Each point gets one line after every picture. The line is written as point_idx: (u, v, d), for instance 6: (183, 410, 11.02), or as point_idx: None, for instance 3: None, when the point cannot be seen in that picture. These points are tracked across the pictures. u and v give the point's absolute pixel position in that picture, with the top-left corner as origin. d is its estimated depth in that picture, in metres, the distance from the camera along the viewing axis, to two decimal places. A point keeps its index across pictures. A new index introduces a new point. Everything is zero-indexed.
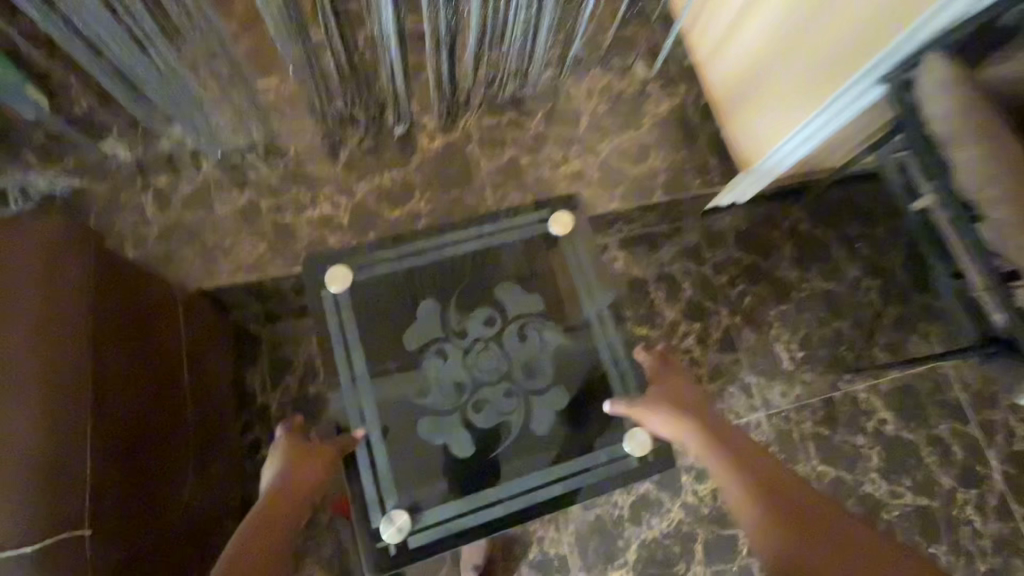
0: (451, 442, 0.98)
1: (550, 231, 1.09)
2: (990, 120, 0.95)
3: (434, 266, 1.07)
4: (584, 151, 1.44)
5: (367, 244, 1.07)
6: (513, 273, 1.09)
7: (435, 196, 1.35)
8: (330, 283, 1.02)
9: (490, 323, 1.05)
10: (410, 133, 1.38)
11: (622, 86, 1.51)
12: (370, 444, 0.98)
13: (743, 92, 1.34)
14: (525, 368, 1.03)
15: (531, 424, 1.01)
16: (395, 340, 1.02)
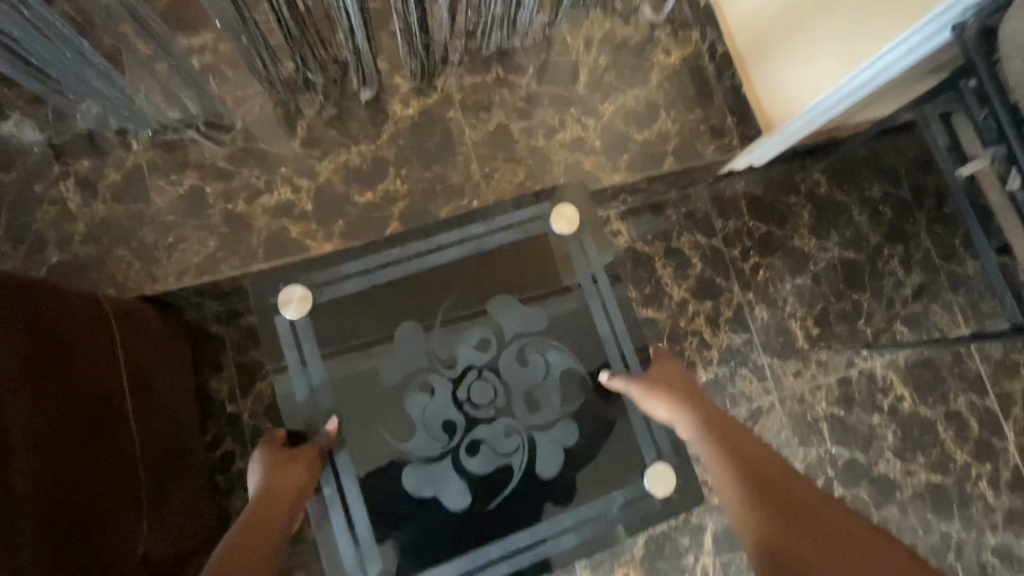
0: (441, 493, 0.91)
1: (554, 230, 1.00)
2: None
3: (415, 279, 0.98)
4: (583, 113, 1.25)
5: (335, 258, 0.98)
6: (507, 284, 0.99)
7: (413, 172, 1.16)
8: (285, 308, 0.94)
9: (483, 347, 0.96)
10: (381, 99, 1.18)
11: (625, 35, 1.30)
12: (348, 507, 0.90)
13: (779, 40, 1.16)
14: (526, 399, 0.95)
15: (536, 466, 0.93)
16: (372, 371, 0.94)
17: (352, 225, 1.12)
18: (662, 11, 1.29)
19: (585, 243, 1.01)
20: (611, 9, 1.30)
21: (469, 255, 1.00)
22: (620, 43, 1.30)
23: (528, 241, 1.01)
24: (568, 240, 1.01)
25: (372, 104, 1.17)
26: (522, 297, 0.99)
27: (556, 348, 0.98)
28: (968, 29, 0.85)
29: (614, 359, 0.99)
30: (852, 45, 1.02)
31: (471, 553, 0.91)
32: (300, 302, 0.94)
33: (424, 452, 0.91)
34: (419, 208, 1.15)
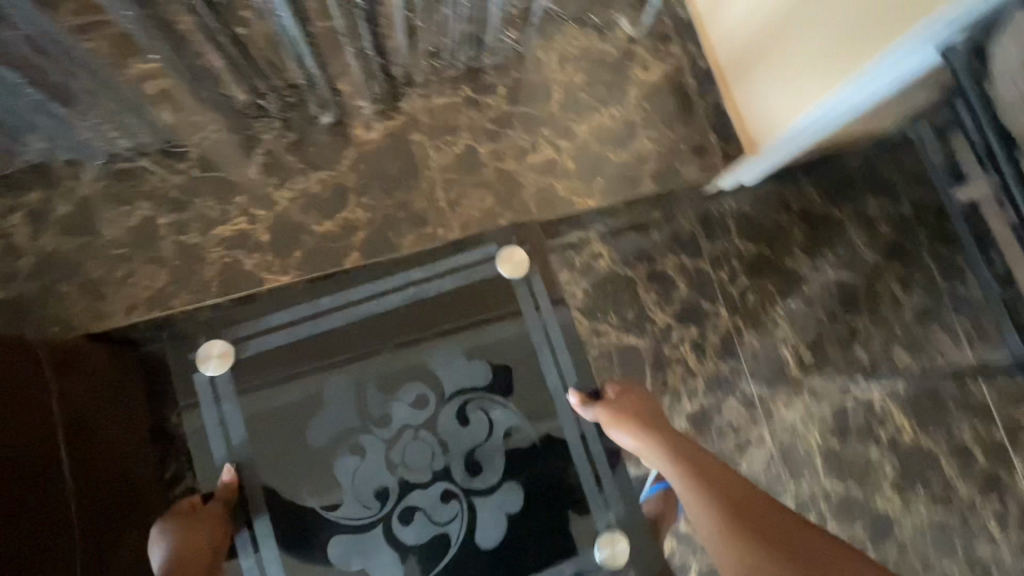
0: (372, 565, 0.90)
1: (498, 273, 0.99)
2: None
3: (347, 330, 0.98)
4: (556, 134, 1.19)
5: (263, 309, 0.97)
6: (445, 336, 0.99)
7: (375, 198, 1.11)
8: (206, 364, 0.93)
9: (418, 405, 0.96)
10: (342, 122, 1.13)
11: (601, 50, 1.24)
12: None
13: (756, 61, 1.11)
14: (465, 461, 0.95)
15: (475, 533, 0.93)
16: (301, 430, 0.94)
17: (309, 256, 1.07)
18: (639, 25, 1.23)
19: (534, 287, 1.00)
20: (587, 23, 1.25)
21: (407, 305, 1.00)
22: (596, 59, 1.24)
23: (469, 287, 1.00)
24: (517, 284, 1.00)
25: (333, 128, 1.12)
26: (463, 350, 0.98)
27: (499, 405, 0.97)
28: (958, 52, 0.77)
29: (566, 421, 0.97)
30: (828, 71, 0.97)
31: None
32: (221, 357, 0.93)
33: (355, 519, 0.91)
34: (380, 238, 1.09)
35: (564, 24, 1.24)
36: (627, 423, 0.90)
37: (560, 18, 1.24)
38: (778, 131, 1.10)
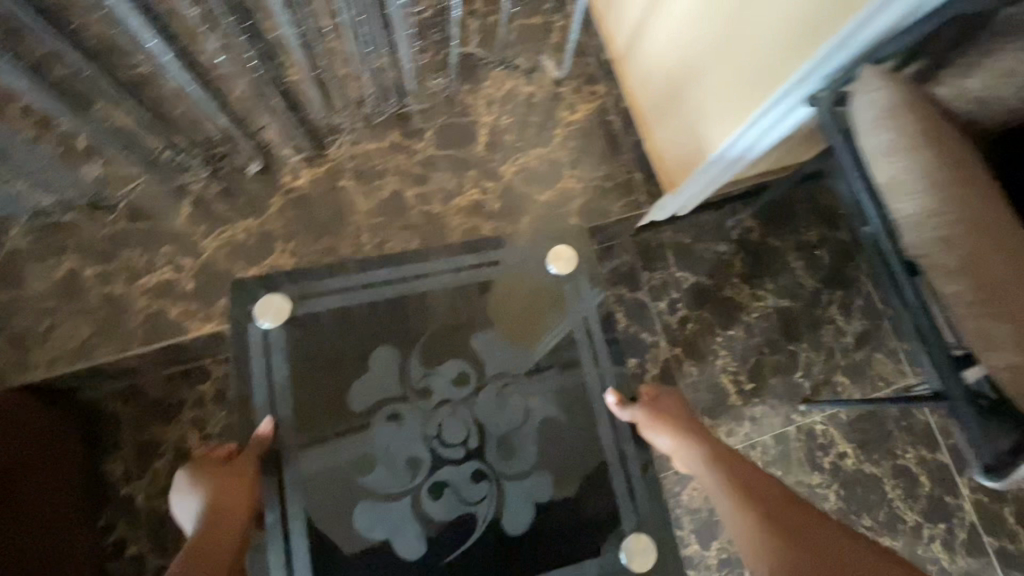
0: (394, 538, 0.93)
1: (551, 270, 1.06)
2: (939, 161, 0.67)
3: (397, 303, 1.04)
4: (483, 176, 1.22)
5: (326, 273, 1.03)
6: (492, 317, 1.05)
7: (301, 244, 1.13)
8: (264, 313, 0.98)
9: (459, 381, 1.01)
10: (271, 169, 1.16)
11: (527, 92, 1.28)
12: (292, 549, 0.92)
13: (663, 103, 1.14)
14: (498, 443, 0.98)
15: (502, 513, 0.96)
16: (342, 394, 0.98)
17: (234, 303, 1.09)
18: (564, 66, 1.27)
19: (579, 285, 1.08)
20: (513, 67, 1.29)
21: (456, 286, 1.06)
22: (523, 101, 1.28)
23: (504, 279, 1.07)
24: (564, 281, 1.07)
25: (262, 175, 1.15)
26: (505, 331, 1.04)
27: (540, 393, 1.02)
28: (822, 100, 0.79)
29: (602, 420, 1.02)
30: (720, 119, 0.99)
31: None
32: (279, 310, 0.99)
33: (387, 489, 0.94)
34: None
35: (490, 67, 1.29)
36: (661, 425, 0.96)
37: (487, 62, 1.29)
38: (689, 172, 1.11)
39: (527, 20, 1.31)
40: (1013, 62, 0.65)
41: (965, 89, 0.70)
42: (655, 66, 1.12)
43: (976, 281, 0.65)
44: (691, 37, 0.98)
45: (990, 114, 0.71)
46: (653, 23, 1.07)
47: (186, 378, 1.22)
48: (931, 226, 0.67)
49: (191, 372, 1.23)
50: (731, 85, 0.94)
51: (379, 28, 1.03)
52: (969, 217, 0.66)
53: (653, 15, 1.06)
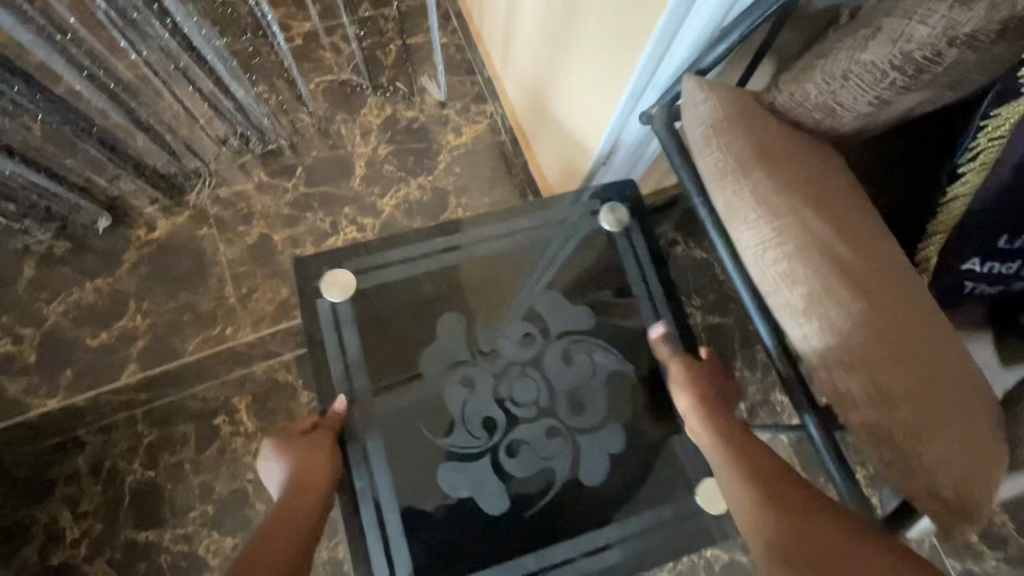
0: (477, 494, 0.75)
1: (601, 223, 0.87)
2: (776, 176, 0.58)
3: (470, 265, 0.87)
4: (359, 212, 1.12)
5: (378, 242, 0.86)
6: (565, 279, 0.86)
7: (157, 303, 1.04)
8: (332, 289, 0.81)
9: (526, 342, 0.81)
10: (122, 223, 1.06)
11: (408, 117, 1.19)
12: (386, 528, 0.73)
13: (535, 129, 1.07)
14: (573, 401, 0.79)
15: (582, 471, 0.77)
16: (410, 360, 0.80)
17: (81, 373, 1.00)
18: (441, 87, 1.18)
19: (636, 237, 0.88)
20: (391, 91, 1.19)
21: (537, 239, 0.89)
22: (403, 128, 1.18)
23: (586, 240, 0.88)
24: (614, 238, 0.88)
25: (113, 231, 1.06)
26: (599, 277, 0.86)
27: (605, 347, 0.82)
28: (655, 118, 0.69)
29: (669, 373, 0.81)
30: (580, 141, 0.91)
31: (505, 563, 0.74)
32: (348, 286, 0.82)
33: (460, 451, 0.76)
34: (163, 343, 1.02)
35: (365, 93, 1.19)
36: (696, 389, 0.73)
37: (360, 88, 1.19)
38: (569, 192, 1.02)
39: (403, 42, 1.22)
40: (849, 63, 0.56)
41: (803, 96, 0.60)
42: (523, 92, 1.06)
43: (824, 319, 0.55)
44: (539, 59, 0.93)
45: (844, 123, 0.61)
46: (512, 46, 1.02)
47: (59, 454, 1.06)
48: (770, 260, 0.57)
49: (66, 445, 1.07)
50: (580, 103, 0.86)
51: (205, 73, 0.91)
52: (811, 244, 0.56)
53: (511, 38, 1.01)
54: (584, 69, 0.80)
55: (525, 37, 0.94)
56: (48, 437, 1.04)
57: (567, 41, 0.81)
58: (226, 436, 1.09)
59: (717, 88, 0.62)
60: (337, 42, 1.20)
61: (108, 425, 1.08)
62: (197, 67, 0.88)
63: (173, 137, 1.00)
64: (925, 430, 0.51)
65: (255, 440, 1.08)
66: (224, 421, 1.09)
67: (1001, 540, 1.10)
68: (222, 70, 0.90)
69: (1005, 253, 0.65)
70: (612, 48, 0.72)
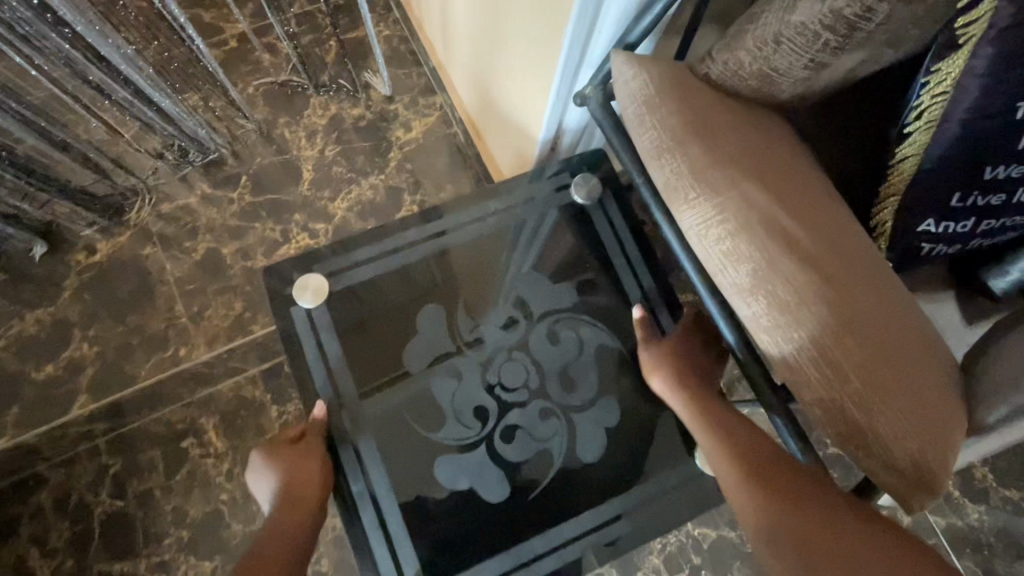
0: (478, 483, 0.65)
1: (575, 196, 0.77)
2: (714, 152, 0.56)
3: (451, 253, 0.76)
4: (310, 218, 1.08)
5: (346, 239, 0.75)
6: (546, 257, 0.76)
7: (104, 329, 1.00)
8: (303, 293, 0.70)
9: (510, 325, 0.72)
10: (60, 249, 1.01)
11: (354, 115, 1.14)
12: (386, 524, 0.64)
13: (482, 116, 1.03)
14: (569, 381, 0.69)
15: (579, 451, 0.67)
16: (391, 358, 0.70)
17: (28, 409, 0.95)
18: (386, 82, 1.14)
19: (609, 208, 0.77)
20: (334, 89, 1.15)
21: (524, 212, 0.78)
22: (350, 126, 1.14)
23: (569, 212, 0.78)
24: (589, 211, 0.78)
25: (51, 257, 1.01)
26: (591, 243, 0.77)
27: (591, 323, 0.72)
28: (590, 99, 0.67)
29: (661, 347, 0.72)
30: (523, 127, 0.87)
31: (512, 549, 0.65)
32: (321, 289, 0.70)
33: (455, 442, 0.66)
34: (114, 371, 0.98)
35: (306, 94, 1.14)
36: (677, 372, 0.66)
37: (301, 88, 1.14)
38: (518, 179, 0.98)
39: (343, 37, 1.17)
40: (780, 26, 0.53)
41: (737, 65, 0.57)
42: (466, 79, 1.02)
43: (773, 296, 0.52)
44: (477, 43, 0.89)
45: (782, 89, 0.59)
46: (451, 32, 0.98)
47: (20, 490, 1.02)
48: (713, 239, 0.55)
49: (27, 482, 1.03)
50: (519, 87, 0.82)
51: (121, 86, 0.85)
52: (754, 219, 0.54)
53: (450, 24, 0.97)
54: (518, 51, 0.77)
55: (462, 22, 0.91)
56: (7, 475, 1.01)
57: (500, 23, 0.78)
58: (195, 457, 1.05)
59: (651, 64, 0.59)
60: (273, 42, 1.15)
61: (69, 457, 1.04)
62: (110, 79, 0.82)
63: (99, 155, 0.95)
64: (878, 405, 0.50)
65: (225, 460, 1.05)
66: (192, 442, 1.06)
67: (982, 493, 1.11)
68: (141, 80, 0.84)
69: (958, 212, 0.64)
70: (542, 27, 0.69)
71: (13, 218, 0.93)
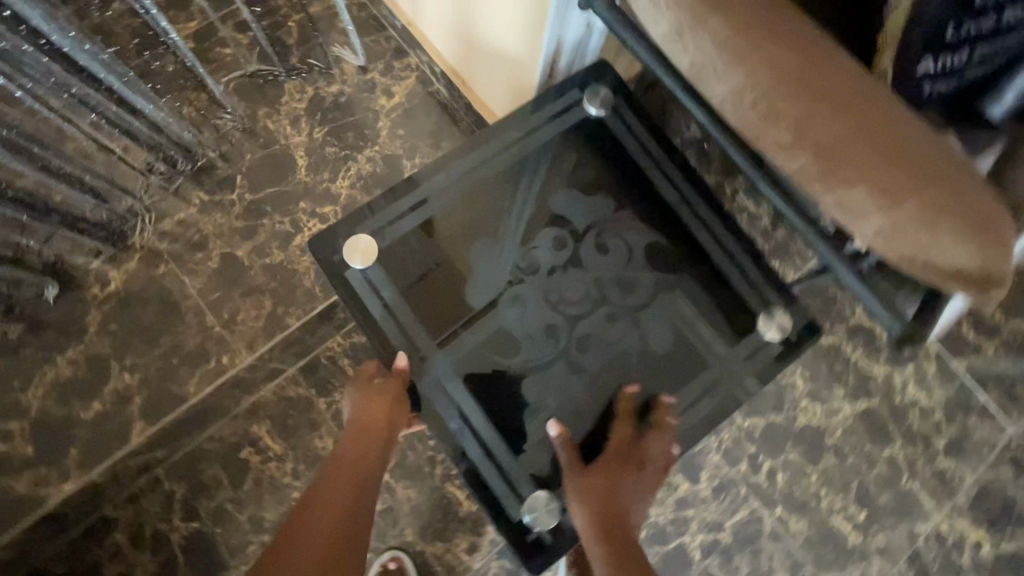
0: (565, 395, 0.75)
1: (589, 110, 0.81)
2: (738, 17, 0.57)
3: (481, 187, 0.81)
4: (316, 203, 1.06)
5: (376, 201, 0.79)
6: (572, 178, 0.82)
7: (140, 354, 0.98)
8: (353, 257, 0.75)
9: (559, 245, 0.79)
10: (73, 287, 0.99)
11: (333, 92, 1.12)
12: (490, 448, 0.72)
13: (461, 58, 1.02)
14: (622, 287, 0.78)
15: (647, 341, 0.77)
16: (458, 300, 0.77)
17: (88, 448, 0.94)
18: (358, 52, 1.11)
19: (625, 117, 0.82)
20: (307, 70, 1.12)
21: (536, 143, 0.82)
22: (331, 104, 1.11)
23: (581, 127, 0.82)
24: (607, 120, 0.82)
25: (65, 297, 0.98)
26: (612, 154, 0.82)
27: (635, 225, 0.80)
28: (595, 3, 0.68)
29: (700, 232, 0.79)
30: (516, 52, 0.88)
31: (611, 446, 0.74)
32: (370, 249, 0.75)
33: (535, 363, 0.75)
34: (161, 392, 0.97)
35: (280, 80, 1.11)
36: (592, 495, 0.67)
37: (274, 76, 1.11)
38: (512, 107, 0.99)
39: (303, 15, 1.14)
40: None
41: None
42: (440, 24, 1.02)
43: (818, 144, 0.55)
44: None
45: None
46: None
47: (92, 538, 0.96)
48: (749, 104, 0.57)
49: (96, 527, 0.96)
50: (508, 11, 0.83)
51: (109, 101, 0.90)
52: (786, 76, 0.56)
53: None
54: None
55: None
56: (71, 526, 0.95)
57: None
58: (258, 466, 1.00)
59: None
60: (234, 33, 1.11)
61: (133, 493, 0.97)
62: (90, 87, 0.85)
63: (92, 176, 0.95)
64: (937, 220, 0.53)
65: (289, 459, 1.00)
66: (250, 452, 1.00)
67: (994, 329, 1.16)
68: (118, 84, 0.87)
69: (954, 43, 0.65)
70: None
71: (18, 260, 0.93)
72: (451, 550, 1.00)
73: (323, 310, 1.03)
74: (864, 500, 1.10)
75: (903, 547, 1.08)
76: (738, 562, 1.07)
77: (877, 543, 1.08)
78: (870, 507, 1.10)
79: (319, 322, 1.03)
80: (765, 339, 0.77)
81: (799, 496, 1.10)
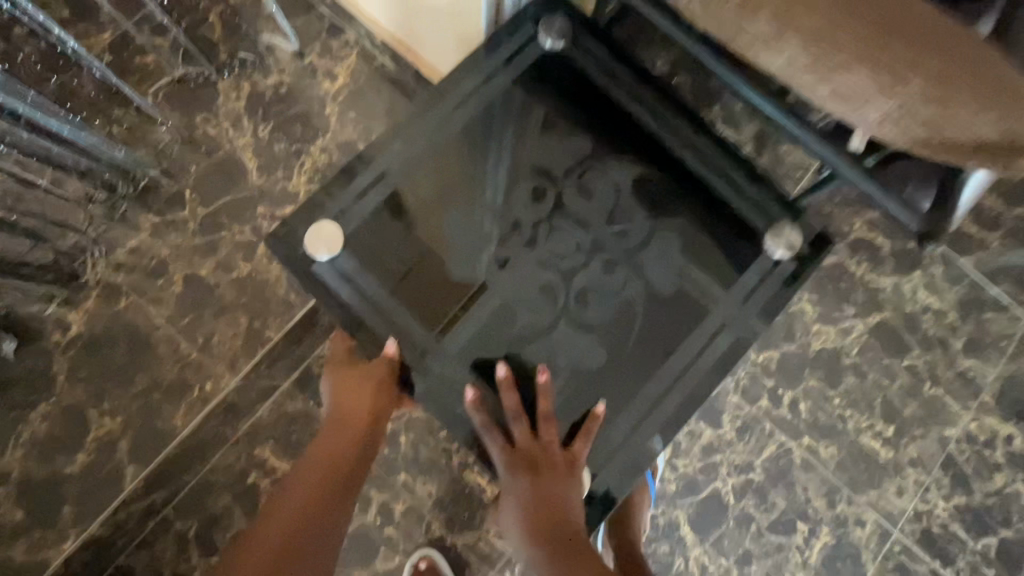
0: (574, 354, 0.70)
1: (546, 45, 0.75)
2: None
3: (444, 149, 0.74)
4: (274, 206, 0.99)
5: (333, 184, 0.72)
6: (541, 126, 0.76)
7: (117, 396, 0.92)
8: (318, 245, 0.68)
9: (541, 198, 0.74)
10: (32, 338, 0.92)
11: (272, 84, 1.03)
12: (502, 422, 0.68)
13: (397, 19, 0.94)
14: (615, 230, 0.73)
15: (650, 284, 0.72)
16: (442, 274, 0.72)
17: (82, 502, 0.89)
18: (289, 36, 1.02)
19: (587, 47, 0.76)
20: (238, 65, 1.03)
21: (495, 92, 0.74)
22: (271, 97, 1.03)
23: (541, 66, 0.76)
24: (567, 54, 0.76)
25: (26, 350, 0.91)
26: (579, 92, 0.76)
27: (616, 164, 0.74)
28: None
29: (687, 157, 0.74)
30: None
31: (631, 398, 0.69)
32: (332, 237, 0.68)
33: (535, 327, 0.70)
34: (148, 431, 0.92)
35: (212, 80, 1.02)
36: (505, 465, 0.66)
37: (204, 76, 1.02)
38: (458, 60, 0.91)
39: (223, 6, 1.05)
40: None
41: None
42: None
43: (800, 29, 0.54)
44: None
45: None
46: None
47: None
48: None
49: None
50: None
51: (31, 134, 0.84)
52: None
53: None
54: None
55: None
56: None
57: None
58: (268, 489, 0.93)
59: None
60: (152, 38, 1.02)
61: (144, 539, 0.91)
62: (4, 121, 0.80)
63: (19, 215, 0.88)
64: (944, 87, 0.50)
65: None
66: (257, 476, 0.94)
67: (995, 221, 1.12)
68: (31, 110, 0.82)
69: None
70: None
71: None
72: (481, 538, 0.97)
73: (303, 317, 0.97)
74: (890, 415, 1.06)
75: (936, 454, 1.05)
76: (775, 499, 1.04)
77: (909, 454, 1.05)
78: (897, 421, 1.06)
79: (301, 331, 0.97)
80: (774, 262, 0.73)
81: (825, 422, 1.06)
